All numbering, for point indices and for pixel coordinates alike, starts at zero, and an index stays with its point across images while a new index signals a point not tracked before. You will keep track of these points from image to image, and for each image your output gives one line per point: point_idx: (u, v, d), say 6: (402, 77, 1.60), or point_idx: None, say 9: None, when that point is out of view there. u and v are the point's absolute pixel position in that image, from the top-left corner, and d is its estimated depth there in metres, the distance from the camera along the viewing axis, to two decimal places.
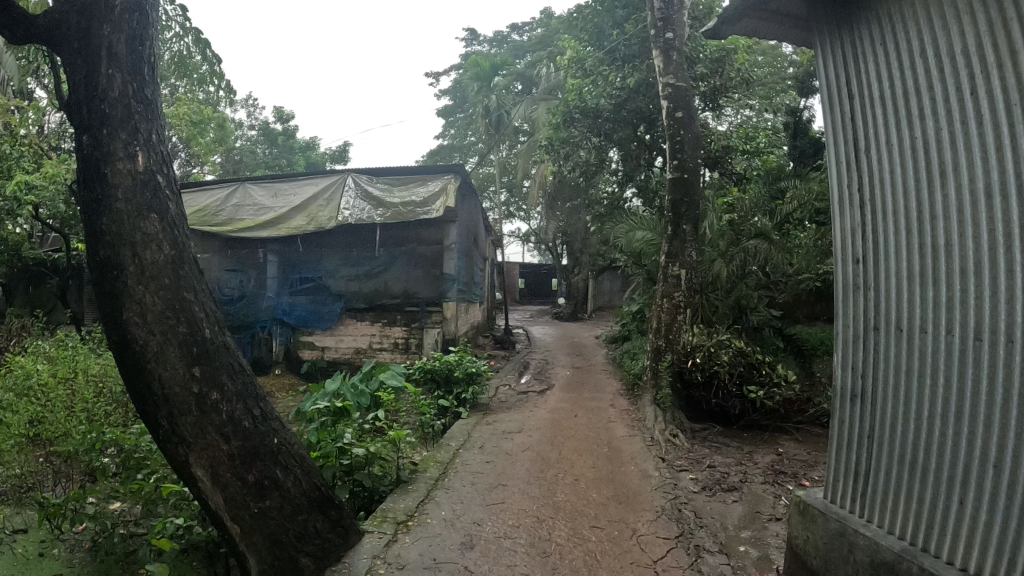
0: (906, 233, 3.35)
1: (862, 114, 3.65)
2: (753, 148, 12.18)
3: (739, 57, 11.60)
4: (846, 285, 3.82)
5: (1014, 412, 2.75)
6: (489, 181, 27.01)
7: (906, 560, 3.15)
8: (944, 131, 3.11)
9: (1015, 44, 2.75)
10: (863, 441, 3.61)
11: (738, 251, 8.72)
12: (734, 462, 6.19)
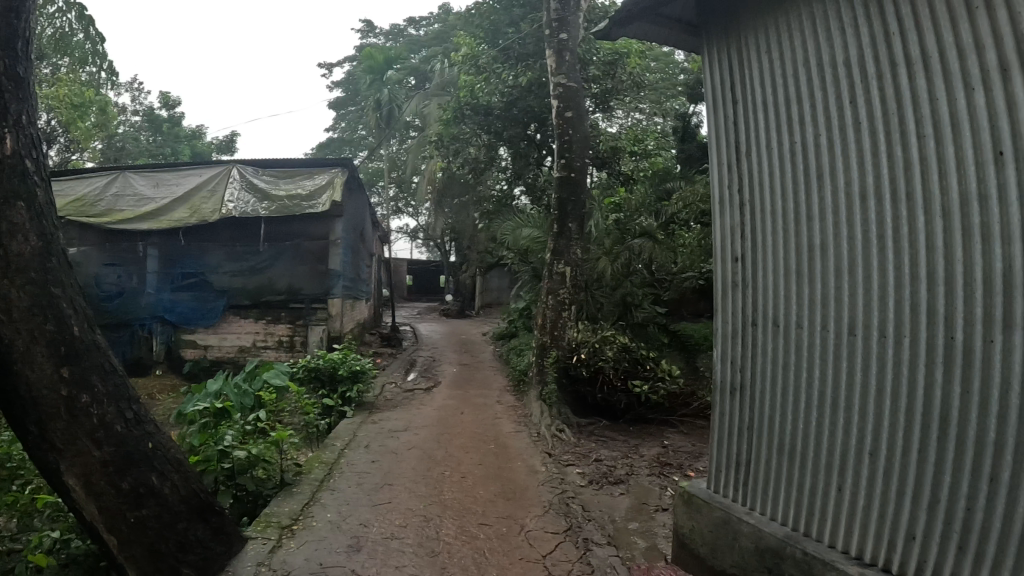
0: (784, 233, 3.48)
1: (744, 117, 3.76)
2: (641, 150, 12.43)
3: (631, 62, 11.74)
4: (725, 283, 3.94)
5: (888, 402, 2.91)
6: (379, 177, 26.58)
7: (789, 546, 3.25)
8: (823, 137, 3.24)
9: (895, 55, 2.89)
10: (743, 431, 3.73)
11: (622, 248, 8.99)
12: (620, 455, 6.30)
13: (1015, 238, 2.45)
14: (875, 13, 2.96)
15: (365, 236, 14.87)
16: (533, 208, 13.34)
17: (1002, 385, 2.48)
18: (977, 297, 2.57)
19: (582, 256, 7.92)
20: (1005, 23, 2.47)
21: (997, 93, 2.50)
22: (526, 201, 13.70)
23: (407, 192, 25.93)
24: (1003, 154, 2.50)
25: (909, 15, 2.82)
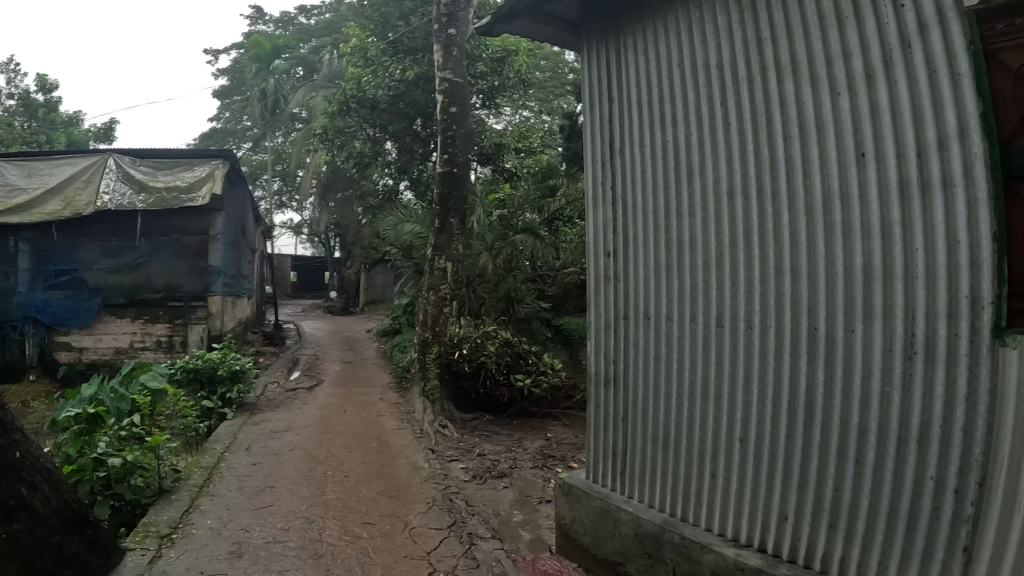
0: (654, 229, 3.59)
1: (619, 115, 3.84)
2: (527, 146, 12.54)
3: (518, 60, 11.84)
4: (597, 277, 4.03)
5: (755, 390, 3.06)
6: (263, 170, 25.70)
7: (667, 531, 3.34)
8: (694, 135, 3.36)
9: (766, 60, 3.02)
10: (618, 421, 3.82)
11: (503, 244, 8.86)
12: (503, 449, 6.36)
13: (875, 235, 2.64)
14: (749, 19, 3.08)
15: (248, 231, 14.40)
16: (417, 203, 13.15)
17: (864, 371, 2.66)
18: (839, 290, 2.75)
19: (464, 252, 7.89)
20: (872, 33, 2.64)
21: (862, 99, 2.68)
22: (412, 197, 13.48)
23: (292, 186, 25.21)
24: (864, 156, 2.68)
25: (781, 23, 2.96)
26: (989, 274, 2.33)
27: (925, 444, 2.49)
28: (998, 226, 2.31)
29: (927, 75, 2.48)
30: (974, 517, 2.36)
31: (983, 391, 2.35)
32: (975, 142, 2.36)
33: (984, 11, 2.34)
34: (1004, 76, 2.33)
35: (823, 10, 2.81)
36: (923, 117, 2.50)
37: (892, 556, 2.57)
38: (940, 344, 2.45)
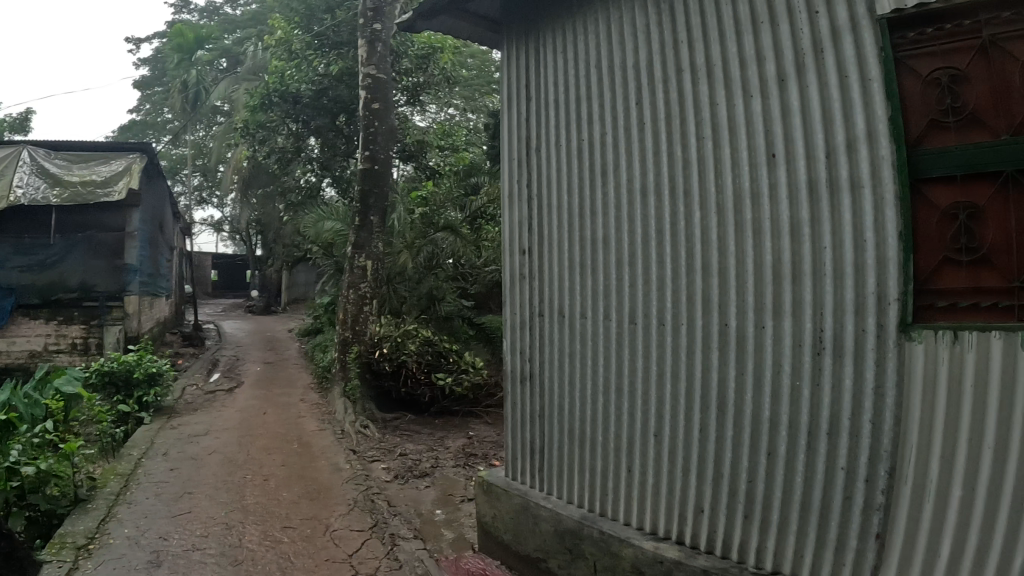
0: (570, 227, 3.61)
1: (536, 114, 3.84)
2: (449, 144, 12.61)
3: (443, 58, 11.74)
4: (512, 275, 4.04)
5: (668, 386, 3.11)
6: (183, 164, 24.87)
7: (586, 526, 3.36)
8: (609, 135, 3.39)
9: (681, 62, 3.06)
10: (535, 418, 3.83)
11: (425, 242, 8.88)
12: (425, 449, 6.30)
13: (784, 233, 2.71)
14: (666, 20, 3.12)
15: (166, 227, 13.96)
16: (341, 200, 12.99)
17: (774, 366, 2.74)
18: (749, 287, 2.81)
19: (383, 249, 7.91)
20: (787, 38, 2.72)
21: (774, 101, 2.75)
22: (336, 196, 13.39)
23: (213, 182, 24.48)
24: (775, 157, 2.75)
25: (697, 25, 3.00)
26: (894, 272, 2.44)
27: (835, 435, 2.58)
28: (903, 225, 2.41)
29: (838, 79, 2.57)
30: (885, 505, 2.47)
31: (890, 383, 2.45)
32: (882, 145, 2.46)
33: (893, 19, 2.44)
34: (912, 81, 2.44)
35: (738, 14, 2.87)
36: (832, 120, 2.59)
37: (808, 544, 2.66)
38: (847, 339, 2.55)
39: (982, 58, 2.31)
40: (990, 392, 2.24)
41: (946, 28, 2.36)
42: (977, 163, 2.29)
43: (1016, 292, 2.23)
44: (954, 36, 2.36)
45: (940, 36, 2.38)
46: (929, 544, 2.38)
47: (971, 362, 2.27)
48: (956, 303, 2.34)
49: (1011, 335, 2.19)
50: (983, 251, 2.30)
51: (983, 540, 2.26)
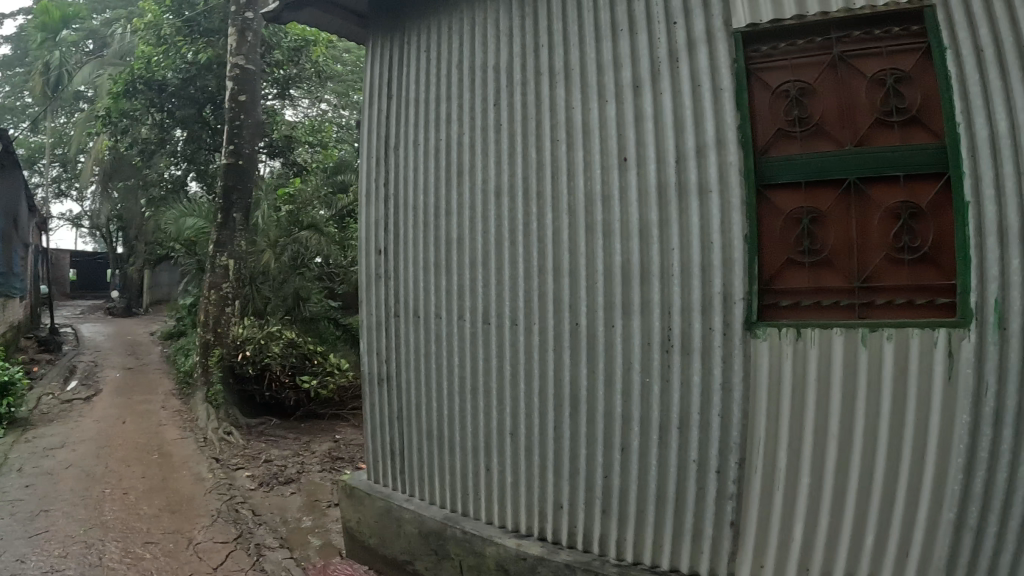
0: (423, 225, 3.31)
1: (396, 111, 3.47)
2: (318, 141, 12.08)
3: (316, 51, 10.99)
4: (368, 275, 3.61)
5: (522, 386, 2.99)
6: (41, 152, 23.08)
7: (448, 527, 3.23)
8: (464, 137, 3.16)
9: (541, 66, 2.96)
10: (392, 422, 3.52)
11: (288, 242, 8.10)
12: (290, 453, 6.16)
13: (633, 235, 2.69)
14: (529, 24, 3.00)
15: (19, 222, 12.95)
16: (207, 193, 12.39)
17: (624, 364, 2.72)
18: (598, 288, 2.77)
19: (247, 248, 7.63)
20: (643, 47, 2.73)
21: (627, 107, 2.74)
22: (198, 187, 12.61)
23: (74, 173, 22.86)
24: (627, 160, 2.73)
25: (558, 30, 2.92)
26: (739, 273, 2.50)
27: (685, 430, 2.63)
28: (749, 228, 2.49)
29: (691, 88, 2.62)
30: (737, 494, 2.58)
31: (736, 378, 2.53)
32: (730, 153, 2.53)
33: (748, 32, 2.58)
34: (762, 92, 2.59)
35: (598, 22, 2.83)
36: (683, 127, 2.62)
37: (666, 537, 2.70)
38: (694, 338, 2.58)
39: (831, 73, 2.52)
40: (833, 386, 2.41)
41: (798, 44, 2.56)
42: (821, 171, 2.47)
43: (855, 290, 2.43)
44: (805, 52, 2.55)
45: (792, 51, 2.57)
46: (781, 528, 2.53)
47: (814, 358, 2.43)
48: (799, 302, 2.49)
49: (851, 331, 2.39)
50: (824, 253, 2.47)
51: (833, 522, 2.46)
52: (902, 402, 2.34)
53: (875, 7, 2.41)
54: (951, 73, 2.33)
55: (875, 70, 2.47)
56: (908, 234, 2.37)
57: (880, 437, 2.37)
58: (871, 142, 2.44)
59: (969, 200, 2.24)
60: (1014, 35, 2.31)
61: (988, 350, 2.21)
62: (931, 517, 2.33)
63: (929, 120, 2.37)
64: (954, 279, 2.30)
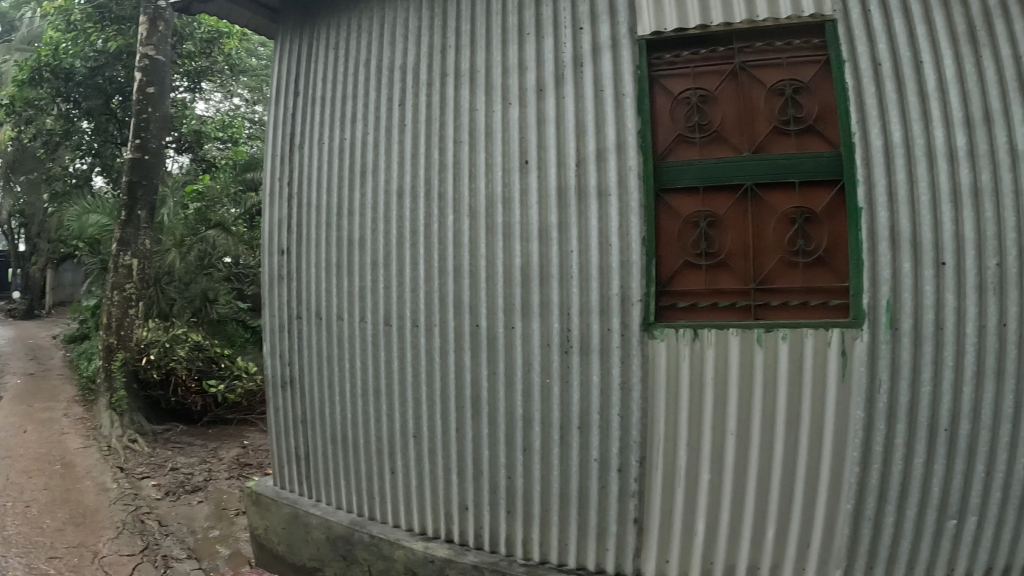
0: (325, 224, 3.13)
1: (303, 108, 3.31)
2: (229, 136, 10.58)
3: (230, 44, 9.95)
4: (271, 276, 3.36)
5: (422, 388, 2.88)
6: None
7: (356, 532, 3.16)
8: (370, 136, 3.03)
9: (448, 68, 2.90)
10: (298, 427, 3.35)
11: (194, 241, 8.25)
12: (197, 461, 5.96)
13: (533, 237, 2.66)
14: (438, 25, 2.94)
15: None
16: (111, 188, 11.02)
17: (523, 365, 2.70)
18: (498, 289, 2.71)
19: (151, 246, 6.88)
20: (548, 51, 2.74)
21: (530, 110, 2.73)
22: (105, 182, 11.05)
23: None
24: (528, 163, 2.70)
25: (467, 32, 2.88)
26: (637, 274, 2.53)
27: (586, 429, 2.65)
28: (648, 231, 2.52)
29: (593, 94, 2.65)
30: (639, 491, 2.61)
31: (636, 378, 2.55)
32: (631, 157, 2.57)
33: (652, 40, 2.63)
34: (663, 98, 2.63)
35: (507, 25, 2.82)
36: (584, 131, 2.64)
37: (571, 534, 2.71)
38: (593, 338, 2.59)
39: (732, 81, 2.60)
40: (729, 385, 2.48)
41: (700, 53, 2.62)
42: (719, 177, 2.53)
43: (751, 293, 2.50)
44: (708, 60, 2.62)
45: (695, 59, 2.63)
46: (684, 524, 2.59)
47: (711, 358, 2.48)
48: (696, 304, 2.53)
49: (748, 332, 2.46)
50: (720, 257, 2.53)
51: (734, 515, 2.56)
52: (797, 400, 2.46)
53: (778, 20, 2.56)
54: (848, 85, 2.50)
55: (774, 80, 2.58)
56: (803, 238, 2.48)
57: (777, 434, 2.49)
58: (767, 149, 2.54)
59: (862, 207, 2.42)
60: (908, 49, 2.53)
61: (880, 349, 2.42)
62: (831, 509, 2.52)
63: (824, 130, 2.52)
64: (845, 282, 2.46)
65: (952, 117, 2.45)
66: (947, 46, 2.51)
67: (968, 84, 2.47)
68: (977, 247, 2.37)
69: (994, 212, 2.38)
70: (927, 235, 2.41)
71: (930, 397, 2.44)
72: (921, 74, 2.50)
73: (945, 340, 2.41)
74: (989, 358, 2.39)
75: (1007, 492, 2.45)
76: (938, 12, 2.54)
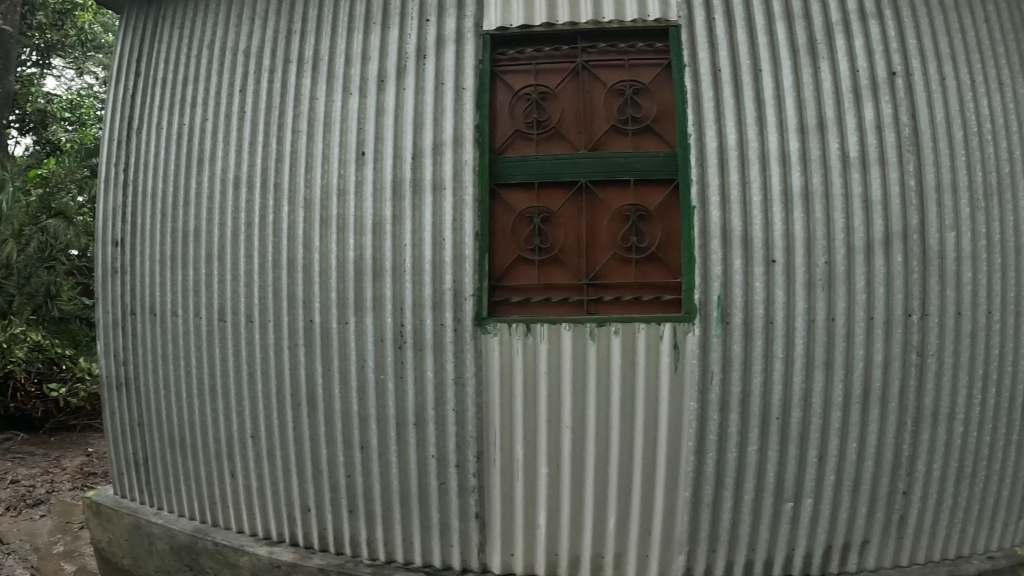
0: (160, 215, 2.98)
1: (144, 91, 3.17)
2: (77, 117, 9.90)
3: (81, 18, 9.66)
4: (102, 271, 3.18)
5: (259, 386, 2.79)
6: None
7: (198, 540, 3.03)
8: (209, 122, 2.93)
9: (291, 54, 2.84)
10: (136, 430, 3.19)
11: (33, 230, 7.14)
12: (39, 472, 5.59)
13: (367, 231, 2.61)
14: (285, 10, 2.88)
15: None
16: None
17: (356, 362, 2.64)
18: (332, 285, 2.64)
19: None
20: (393, 42, 2.73)
21: (370, 100, 2.69)
22: None
23: None
24: (365, 155, 2.66)
25: (313, 19, 2.84)
26: (470, 270, 2.53)
27: (423, 426, 2.61)
28: (481, 226, 2.53)
29: (434, 87, 2.65)
30: (479, 487, 2.60)
31: (469, 373, 2.54)
32: (467, 151, 2.57)
33: (497, 36, 2.68)
34: (504, 94, 2.66)
35: (354, 13, 2.79)
36: (423, 125, 2.62)
37: (415, 533, 2.69)
38: (426, 334, 2.56)
39: (573, 80, 2.65)
40: (562, 378, 2.51)
41: (543, 50, 2.67)
42: (553, 173, 2.56)
43: (584, 288, 2.53)
44: (550, 58, 2.67)
45: (538, 57, 2.67)
46: (526, 518, 2.61)
47: (543, 352, 2.50)
48: (528, 299, 2.54)
49: (579, 327, 2.49)
50: (553, 252, 2.56)
51: (574, 508, 2.60)
52: (630, 391, 2.52)
53: (623, 23, 2.65)
54: (687, 90, 2.59)
55: (614, 81, 2.64)
56: (635, 236, 2.53)
57: (612, 426, 2.54)
58: (604, 147, 2.60)
59: (695, 207, 2.51)
60: (747, 57, 2.65)
61: (711, 342, 2.51)
62: (670, 497, 2.59)
63: (659, 130, 2.60)
64: (677, 278, 2.53)
65: (787, 123, 2.61)
66: (787, 57, 2.67)
67: (804, 93, 2.64)
68: (806, 246, 2.55)
69: (823, 212, 2.56)
70: (758, 234, 2.53)
71: (762, 387, 2.56)
72: (759, 80, 2.63)
73: (775, 333, 2.54)
74: (819, 349, 2.58)
75: (840, 473, 2.69)
76: (781, 25, 2.69)
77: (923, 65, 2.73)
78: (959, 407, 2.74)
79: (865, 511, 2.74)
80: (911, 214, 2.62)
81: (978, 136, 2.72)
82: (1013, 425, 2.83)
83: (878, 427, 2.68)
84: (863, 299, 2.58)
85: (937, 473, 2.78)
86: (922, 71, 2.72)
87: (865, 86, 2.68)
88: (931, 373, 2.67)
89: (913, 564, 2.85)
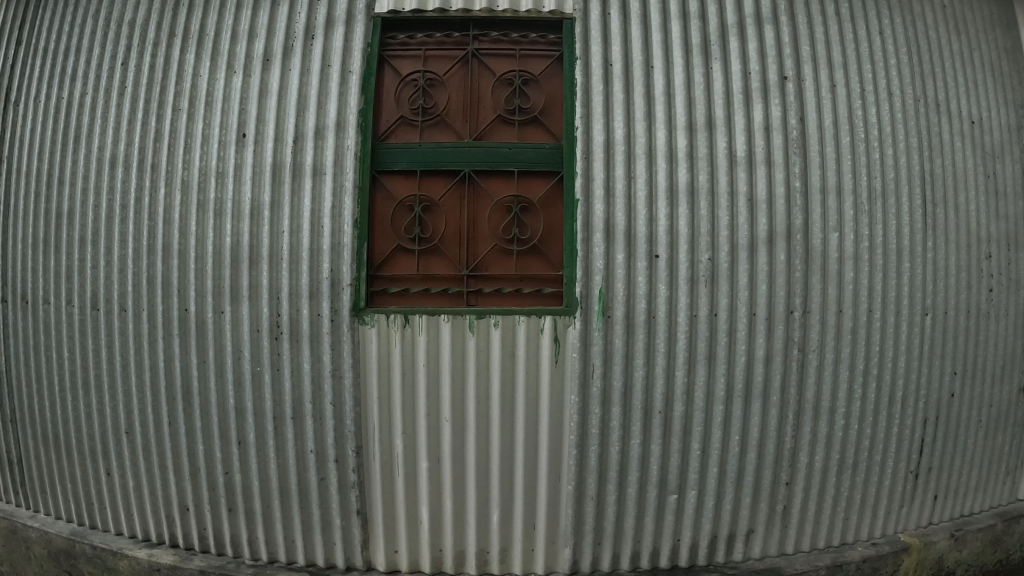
0: (32, 200, 2.85)
1: (21, 62, 3.03)
2: None
3: None
4: None
5: (133, 377, 2.69)
6: None
7: (74, 544, 2.92)
8: (88, 95, 2.82)
9: (177, 26, 2.75)
10: (8, 427, 3.05)
11: None
12: None
13: (245, 217, 2.54)
14: None
15: None
16: None
17: (234, 353, 2.58)
18: (208, 271, 2.56)
19: None
20: (282, 21, 2.67)
21: (255, 79, 2.63)
22: None
23: None
24: (245, 136, 2.59)
25: None
26: (348, 258, 2.49)
27: (300, 420, 2.58)
28: (359, 214, 2.50)
29: (320, 68, 2.59)
30: (359, 483, 2.59)
31: (347, 365, 2.52)
32: (349, 136, 2.53)
33: (388, 19, 2.65)
34: (391, 79, 2.62)
35: None
36: (307, 107, 2.57)
37: (297, 530, 2.67)
38: (303, 324, 2.51)
39: (462, 67, 2.63)
40: (442, 371, 2.52)
41: (434, 36, 2.66)
42: (435, 163, 2.55)
43: (463, 280, 2.53)
44: (440, 44, 2.65)
45: (428, 43, 2.65)
46: (408, 514, 2.64)
47: (422, 344, 2.50)
48: (407, 289, 2.54)
49: (458, 319, 2.49)
50: (433, 242, 2.54)
51: (457, 503, 2.63)
52: (509, 384, 2.54)
53: (518, 13, 2.64)
54: (575, 82, 2.59)
55: (503, 70, 2.62)
56: (517, 226, 2.53)
57: (492, 419, 2.56)
58: (489, 137, 2.58)
59: (577, 200, 2.50)
60: (640, 53, 2.65)
61: (592, 336, 2.51)
62: (554, 491, 2.63)
63: (546, 121, 2.59)
64: (559, 271, 2.54)
65: (676, 121, 2.61)
66: (679, 56, 2.68)
67: (694, 92, 2.66)
68: (690, 242, 2.56)
69: (708, 209, 2.58)
70: (642, 228, 2.53)
71: (644, 380, 2.58)
72: (650, 77, 2.64)
73: (656, 327, 2.57)
74: (701, 343, 2.61)
75: (723, 466, 2.73)
76: (676, 24, 2.71)
77: (815, 71, 2.79)
78: (840, 401, 2.80)
79: (749, 502, 2.79)
80: (796, 215, 2.67)
81: (865, 142, 2.79)
82: (893, 418, 2.91)
83: (760, 421, 2.72)
84: (746, 294, 2.61)
85: (820, 464, 2.84)
86: (814, 77, 2.78)
87: (757, 88, 2.71)
88: (813, 367, 2.74)
89: (798, 551, 2.92)
